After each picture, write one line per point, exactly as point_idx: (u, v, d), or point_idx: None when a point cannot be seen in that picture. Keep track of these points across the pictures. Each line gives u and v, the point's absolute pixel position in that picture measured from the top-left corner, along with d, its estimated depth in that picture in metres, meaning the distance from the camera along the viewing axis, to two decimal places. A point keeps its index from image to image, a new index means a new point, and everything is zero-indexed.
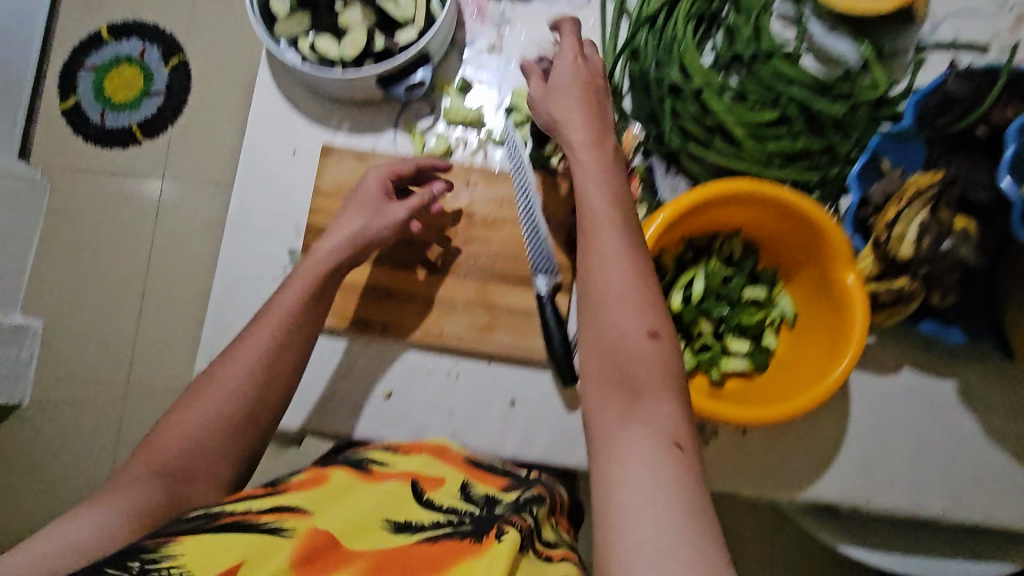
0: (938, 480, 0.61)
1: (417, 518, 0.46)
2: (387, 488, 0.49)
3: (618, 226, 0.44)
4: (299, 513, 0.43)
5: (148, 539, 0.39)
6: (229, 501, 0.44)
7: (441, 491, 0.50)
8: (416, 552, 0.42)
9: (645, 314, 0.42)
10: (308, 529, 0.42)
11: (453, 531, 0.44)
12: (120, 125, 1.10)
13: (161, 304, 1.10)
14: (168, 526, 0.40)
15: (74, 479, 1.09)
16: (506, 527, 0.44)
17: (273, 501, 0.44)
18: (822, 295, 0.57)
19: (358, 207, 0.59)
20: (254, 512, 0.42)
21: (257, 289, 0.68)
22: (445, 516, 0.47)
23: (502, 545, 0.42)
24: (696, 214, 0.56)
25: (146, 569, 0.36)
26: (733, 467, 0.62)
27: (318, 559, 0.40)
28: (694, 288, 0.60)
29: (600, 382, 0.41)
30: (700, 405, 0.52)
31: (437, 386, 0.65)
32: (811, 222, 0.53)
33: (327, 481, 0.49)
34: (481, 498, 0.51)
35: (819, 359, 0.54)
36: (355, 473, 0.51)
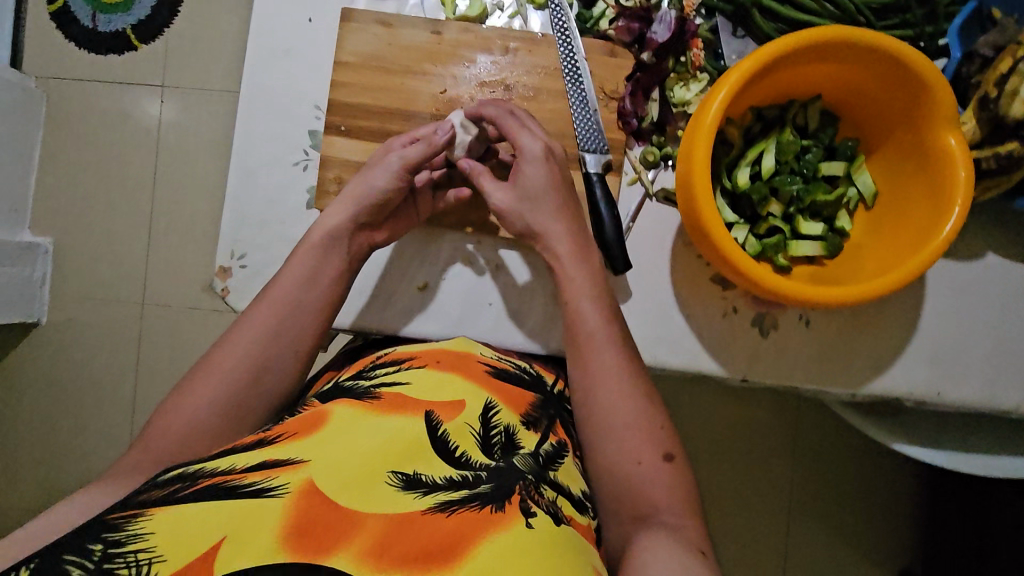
0: (1013, 374, 0.58)
1: (431, 471, 0.39)
2: (399, 423, 0.42)
3: (615, 345, 0.50)
4: (294, 465, 0.36)
5: (117, 513, 0.33)
6: (214, 458, 0.38)
7: (459, 423, 0.44)
8: (429, 521, 0.35)
9: (652, 440, 0.47)
10: (302, 485, 0.35)
11: (471, 498, 0.37)
12: (113, 28, 0.97)
13: (172, 222, 1.01)
14: (141, 495, 0.35)
15: (98, 410, 1.03)
16: (530, 503, 0.38)
17: (263, 455, 0.38)
18: (916, 164, 0.51)
19: (375, 170, 0.55)
20: (240, 471, 0.36)
21: (279, 172, 0.61)
22: (459, 470, 0.40)
23: (528, 532, 0.35)
24: (771, 74, 0.50)
25: (111, 555, 0.31)
26: (799, 358, 0.58)
27: (315, 526, 0.33)
28: (764, 163, 0.54)
29: (626, 446, 0.47)
30: (779, 285, 0.47)
31: (483, 280, 0.61)
32: (913, 76, 0.47)
33: (329, 420, 0.41)
34: (500, 442, 0.44)
35: (914, 234, 0.49)
36: (362, 404, 0.44)
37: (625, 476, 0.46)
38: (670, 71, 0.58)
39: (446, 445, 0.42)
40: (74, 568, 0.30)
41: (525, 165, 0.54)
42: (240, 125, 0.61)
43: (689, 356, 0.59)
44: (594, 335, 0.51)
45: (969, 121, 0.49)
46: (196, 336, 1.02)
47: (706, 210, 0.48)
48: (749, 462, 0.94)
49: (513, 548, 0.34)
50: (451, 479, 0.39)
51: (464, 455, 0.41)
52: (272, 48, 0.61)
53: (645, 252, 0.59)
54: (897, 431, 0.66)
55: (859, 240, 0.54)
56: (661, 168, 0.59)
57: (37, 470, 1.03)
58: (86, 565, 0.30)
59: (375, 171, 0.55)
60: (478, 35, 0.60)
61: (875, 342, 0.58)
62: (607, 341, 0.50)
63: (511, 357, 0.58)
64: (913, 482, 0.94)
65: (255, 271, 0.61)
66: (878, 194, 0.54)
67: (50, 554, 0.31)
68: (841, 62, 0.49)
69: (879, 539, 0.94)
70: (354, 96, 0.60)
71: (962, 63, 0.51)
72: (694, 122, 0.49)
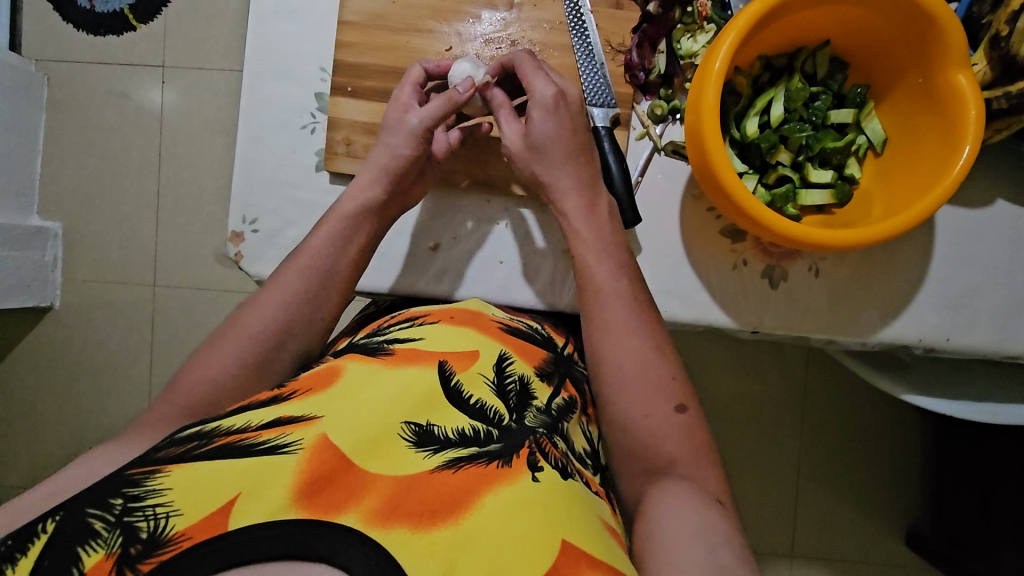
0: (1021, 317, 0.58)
1: (444, 423, 0.40)
2: (412, 374, 0.42)
3: (625, 303, 0.50)
4: (307, 421, 0.37)
5: (137, 468, 0.34)
6: (231, 413, 0.39)
7: (473, 373, 0.44)
8: (436, 478, 0.35)
9: (660, 395, 0.46)
10: (315, 441, 0.35)
11: (480, 452, 0.38)
12: (112, 8, 0.96)
13: (179, 201, 1.01)
14: (159, 449, 0.36)
15: (115, 387, 1.05)
16: (539, 457, 0.39)
17: (277, 411, 0.38)
18: (927, 108, 0.51)
19: (395, 133, 0.55)
20: (255, 427, 0.37)
21: (288, 134, 0.62)
22: (473, 422, 0.40)
23: (534, 486, 0.36)
24: (780, 19, 0.49)
25: (131, 509, 0.31)
26: (811, 310, 0.59)
27: (327, 482, 0.34)
28: (772, 112, 0.54)
29: (640, 393, 0.46)
30: (790, 230, 0.48)
31: (497, 241, 0.62)
32: (924, 15, 0.46)
33: (343, 374, 0.42)
34: (515, 390, 0.45)
35: (924, 178, 0.49)
36: (375, 359, 0.44)
37: (639, 418, 0.45)
38: (677, 22, 0.58)
39: (461, 396, 0.42)
40: (97, 521, 0.31)
41: (534, 112, 0.52)
42: (246, 89, 0.62)
43: (699, 308, 0.59)
44: (604, 288, 0.50)
45: (981, 63, 0.50)
46: (208, 314, 1.04)
47: (718, 161, 0.48)
48: (757, 424, 0.95)
49: (517, 504, 0.35)
50: (463, 433, 0.39)
51: (479, 402, 0.42)
52: (275, 9, 0.61)
53: (655, 206, 0.59)
54: (903, 381, 0.67)
55: (868, 189, 0.54)
56: (669, 122, 0.59)
57: (61, 448, 1.06)
58: (107, 519, 0.31)
59: (392, 135, 0.55)
60: None
61: (885, 291, 0.59)
62: (614, 297, 0.50)
63: (522, 316, 0.59)
64: (921, 436, 0.95)
65: (267, 235, 0.61)
66: (887, 141, 0.54)
67: (76, 505, 0.31)
68: (852, 3, 0.48)
69: (886, 496, 0.95)
70: (359, 57, 0.60)
71: (975, 3, 0.51)
72: (701, 69, 0.49)
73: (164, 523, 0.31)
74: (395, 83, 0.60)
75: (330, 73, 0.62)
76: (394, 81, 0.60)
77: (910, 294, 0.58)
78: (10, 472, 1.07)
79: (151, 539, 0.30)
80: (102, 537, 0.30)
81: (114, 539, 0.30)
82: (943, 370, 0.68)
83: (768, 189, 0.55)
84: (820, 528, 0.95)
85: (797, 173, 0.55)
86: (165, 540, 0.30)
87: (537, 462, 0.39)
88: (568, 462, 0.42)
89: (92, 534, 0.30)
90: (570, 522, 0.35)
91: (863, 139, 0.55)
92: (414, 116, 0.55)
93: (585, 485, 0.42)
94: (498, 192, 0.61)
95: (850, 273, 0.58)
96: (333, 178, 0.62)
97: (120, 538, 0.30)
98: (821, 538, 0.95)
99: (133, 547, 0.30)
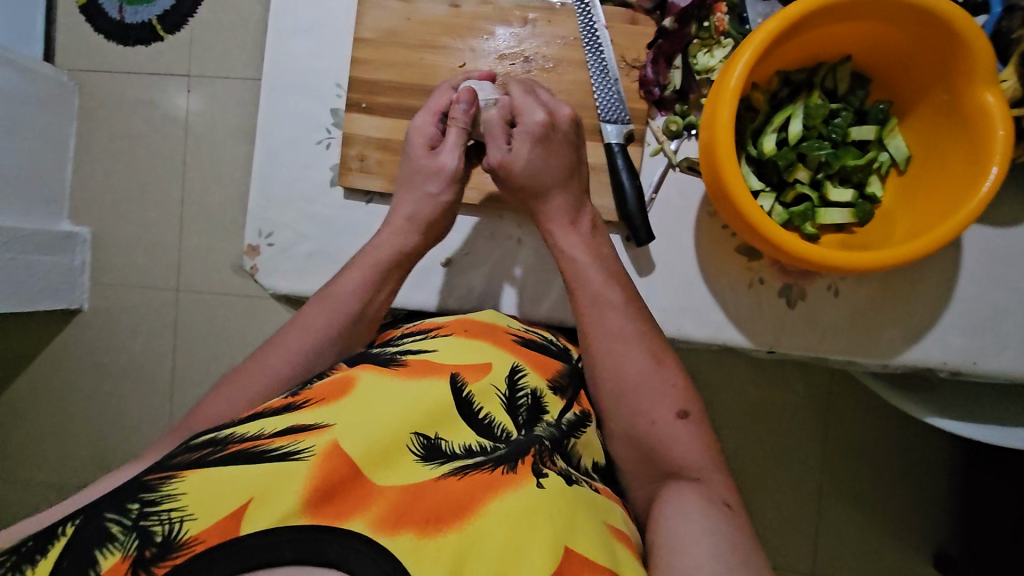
0: None
1: (452, 437, 0.39)
2: (424, 386, 0.41)
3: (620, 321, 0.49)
4: (317, 430, 0.36)
5: (153, 474, 0.34)
6: (245, 421, 0.38)
7: (485, 385, 0.44)
8: (442, 485, 0.35)
9: (666, 397, 0.46)
10: (326, 449, 0.35)
11: (485, 459, 0.38)
12: (140, 19, 0.98)
13: (202, 209, 1.03)
14: (174, 456, 0.35)
15: (137, 389, 1.07)
16: (542, 465, 0.39)
17: (291, 419, 0.38)
18: (951, 126, 0.49)
19: (431, 178, 0.55)
20: (269, 435, 0.36)
21: (303, 150, 0.62)
22: (480, 438, 0.40)
23: (537, 492, 0.36)
24: (799, 35, 0.48)
25: (146, 514, 0.31)
26: (831, 330, 0.57)
27: (337, 491, 0.33)
28: (790, 129, 0.53)
29: (638, 399, 0.46)
30: (808, 252, 0.47)
31: (509, 256, 0.61)
32: (950, 33, 0.45)
33: (356, 383, 0.41)
34: (526, 404, 0.44)
35: (947, 202, 0.48)
36: (386, 369, 0.43)
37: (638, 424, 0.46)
38: (693, 37, 0.57)
39: (471, 407, 0.42)
40: (114, 525, 0.30)
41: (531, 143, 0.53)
42: (264, 105, 0.62)
43: (713, 327, 0.58)
44: (599, 301, 0.50)
45: (1010, 79, 0.47)
46: (228, 319, 1.05)
47: (733, 183, 0.47)
48: (777, 438, 0.92)
49: (522, 511, 0.34)
50: (471, 448, 0.39)
51: (488, 418, 0.41)
52: (292, 26, 0.62)
53: (667, 222, 0.58)
54: (929, 404, 0.65)
55: (890, 209, 0.53)
56: (685, 138, 0.58)
57: (88, 449, 1.09)
58: (124, 523, 0.30)
59: (426, 179, 0.55)
60: (495, 7, 0.59)
61: (908, 312, 0.57)
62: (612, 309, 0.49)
63: (537, 327, 0.58)
64: (948, 457, 0.92)
65: (283, 249, 0.62)
66: (910, 160, 0.52)
67: (95, 511, 0.32)
68: (873, 19, 0.47)
69: (910, 519, 0.92)
70: (373, 73, 0.60)
71: (1004, 17, 0.50)
72: (717, 87, 0.48)
73: (178, 526, 0.30)
74: (408, 99, 0.60)
75: (345, 90, 0.62)
76: (407, 98, 0.60)
77: (935, 316, 0.57)
78: (38, 471, 1.10)
79: (165, 542, 0.30)
80: (117, 540, 0.30)
81: (130, 542, 0.30)
82: (969, 394, 0.65)
83: (785, 208, 0.54)
84: (842, 549, 0.93)
85: (816, 192, 0.53)
86: (178, 544, 0.30)
87: (543, 469, 0.39)
88: (572, 472, 0.41)
89: (108, 538, 0.30)
90: (577, 531, 0.35)
91: (885, 156, 0.53)
92: (448, 157, 0.55)
93: (597, 491, 0.41)
94: (510, 208, 0.61)
95: (871, 293, 0.57)
96: (347, 194, 0.62)
97: (135, 541, 0.30)
98: (842, 559, 0.93)
99: (147, 550, 0.29)
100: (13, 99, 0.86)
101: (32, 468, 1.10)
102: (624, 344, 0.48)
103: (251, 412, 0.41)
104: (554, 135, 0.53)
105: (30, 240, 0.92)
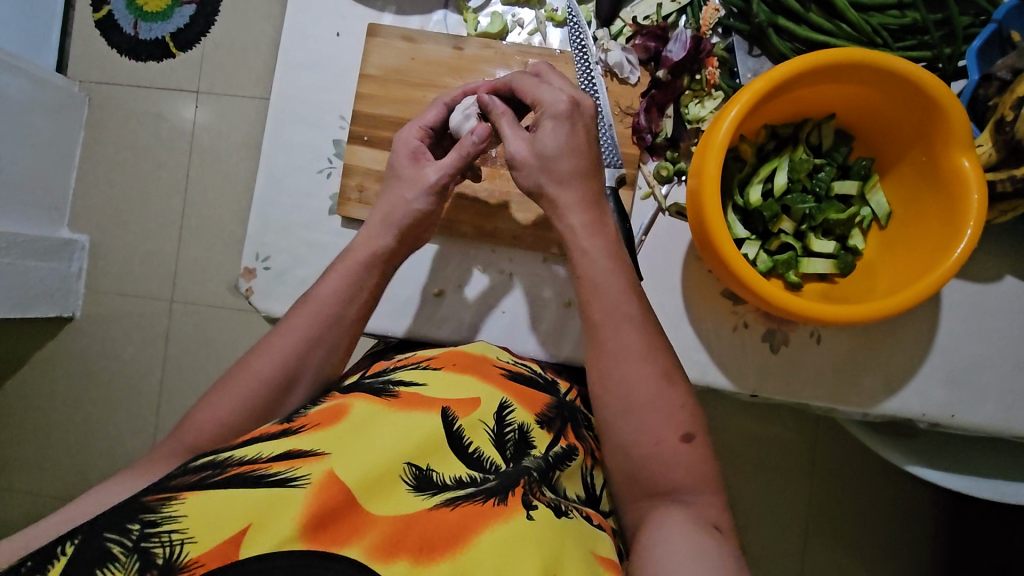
0: None
1: (443, 470, 0.40)
2: (417, 419, 0.42)
3: (634, 325, 0.46)
4: (315, 457, 0.37)
5: (153, 494, 0.34)
6: (243, 444, 0.39)
7: (474, 420, 0.44)
8: (434, 515, 0.36)
9: (672, 421, 0.43)
10: (323, 477, 0.35)
11: (476, 491, 0.38)
12: (154, 36, 1.01)
13: (202, 223, 1.04)
14: (173, 478, 0.36)
15: (125, 398, 1.07)
16: (532, 497, 0.39)
17: (288, 444, 0.38)
18: (929, 185, 0.51)
19: (411, 188, 0.54)
20: (266, 459, 0.36)
21: (305, 178, 0.64)
22: (470, 470, 0.41)
23: (529, 525, 0.36)
24: (785, 94, 0.50)
25: (148, 535, 0.31)
26: (811, 375, 0.58)
27: (334, 517, 0.34)
28: (775, 181, 0.55)
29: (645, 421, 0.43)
30: (788, 302, 0.48)
31: (500, 288, 0.63)
32: (926, 99, 0.47)
33: (350, 412, 0.42)
34: (514, 438, 0.45)
35: (923, 259, 0.49)
36: (379, 399, 0.44)
37: (652, 431, 0.43)
38: (684, 89, 0.60)
39: (461, 442, 0.42)
40: (115, 546, 0.31)
41: (546, 121, 0.48)
42: (269, 133, 0.64)
43: (700, 368, 0.59)
44: (613, 311, 0.46)
45: (986, 144, 0.50)
46: (221, 332, 1.06)
47: (716, 230, 0.48)
48: (764, 473, 0.93)
49: (510, 538, 0.35)
50: (461, 480, 0.39)
51: (477, 451, 0.42)
52: (300, 60, 0.64)
53: (657, 263, 0.60)
54: (909, 453, 0.65)
55: (872, 260, 0.55)
56: (674, 183, 0.60)
57: (71, 456, 1.08)
58: (125, 544, 0.31)
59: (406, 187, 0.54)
60: (497, 50, 0.62)
61: (890, 363, 0.58)
62: (623, 320, 0.46)
63: (526, 359, 0.59)
64: (934, 503, 0.92)
65: (278, 273, 0.63)
66: (892, 215, 0.54)
67: (94, 529, 0.32)
68: (855, 82, 0.49)
69: (894, 565, 0.92)
70: (376, 108, 0.62)
71: (981, 85, 0.52)
72: (706, 139, 0.49)
73: (179, 549, 0.31)
74: None
75: (349, 122, 0.64)
76: None
77: (911, 368, 0.58)
78: (20, 477, 1.09)
79: (166, 565, 0.30)
80: (119, 560, 0.30)
81: (131, 563, 0.30)
82: (948, 445, 0.67)
83: (769, 256, 0.55)
84: None
85: (799, 242, 0.55)
86: (179, 567, 0.30)
87: (532, 501, 0.39)
88: (561, 501, 0.42)
89: (110, 558, 0.30)
90: (564, 556, 0.35)
91: (867, 211, 0.55)
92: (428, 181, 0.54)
93: (586, 523, 0.42)
94: (500, 242, 0.63)
95: (851, 342, 0.58)
96: (344, 222, 0.64)
97: (136, 563, 0.30)
98: None
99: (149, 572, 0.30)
100: (24, 108, 0.88)
101: (13, 472, 1.09)
102: (628, 329, 0.45)
103: (245, 437, 0.41)
104: (582, 115, 0.49)
105: (30, 246, 0.93)
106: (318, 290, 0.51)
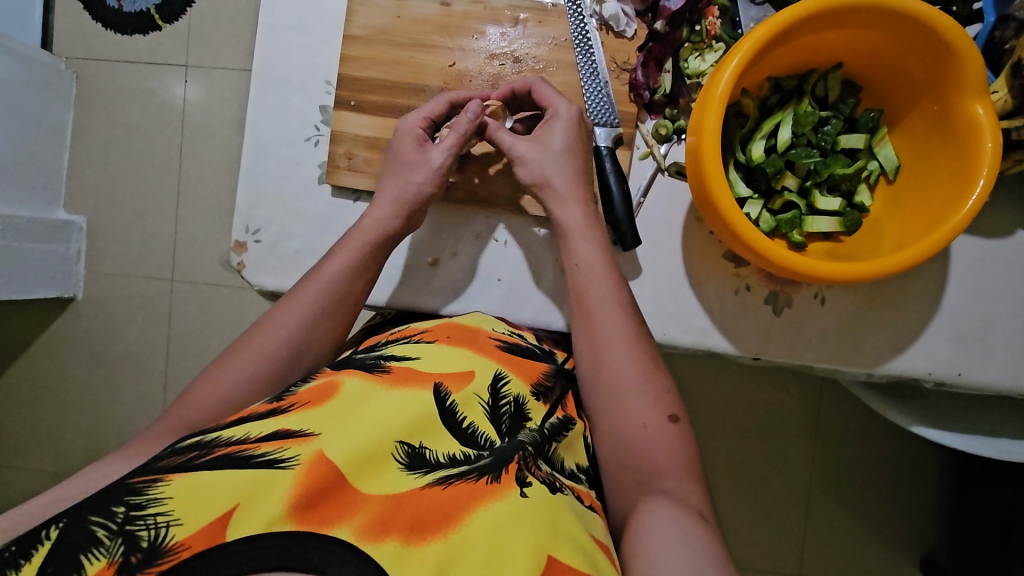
0: None
1: (435, 446, 0.39)
2: (408, 396, 0.41)
3: (625, 312, 0.49)
4: (304, 438, 0.36)
5: (139, 477, 0.33)
6: (231, 424, 0.38)
7: (468, 394, 0.43)
8: (426, 495, 0.35)
9: (656, 404, 0.45)
10: (311, 456, 0.35)
11: (470, 470, 0.37)
12: (138, 8, 0.98)
13: (198, 200, 1.03)
14: (159, 460, 0.35)
15: (130, 376, 1.07)
16: (527, 473, 0.38)
17: (276, 424, 0.37)
18: (940, 135, 0.49)
19: (417, 169, 0.55)
20: (254, 439, 0.36)
21: (292, 147, 0.62)
22: (464, 447, 0.40)
23: (523, 502, 0.35)
24: (788, 41, 0.48)
25: (133, 518, 0.30)
26: (816, 334, 0.57)
27: (323, 496, 0.33)
28: (779, 135, 0.52)
29: (627, 404, 0.45)
30: (788, 258, 0.46)
31: (495, 257, 0.61)
32: (937, 43, 0.45)
33: (341, 388, 0.41)
34: (509, 412, 0.43)
35: (933, 215, 0.47)
36: (370, 376, 0.43)
37: (639, 407, 0.45)
38: (684, 41, 0.57)
39: (455, 417, 0.41)
40: (99, 529, 0.30)
41: (557, 125, 0.54)
42: (253, 100, 0.62)
43: (699, 333, 0.58)
44: (603, 302, 0.49)
45: (1001, 90, 0.48)
46: (222, 309, 1.05)
47: (716, 187, 0.46)
48: (766, 440, 0.92)
49: (502, 520, 0.34)
50: (454, 457, 0.39)
51: (472, 426, 0.41)
52: (283, 21, 0.62)
53: (655, 228, 0.58)
54: (915, 415, 0.64)
55: (879, 216, 0.53)
56: (674, 143, 0.59)
57: (81, 437, 1.09)
58: (109, 527, 0.30)
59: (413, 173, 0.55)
60: (487, 6, 0.59)
61: (898, 322, 0.57)
62: (615, 309, 0.49)
63: (524, 330, 0.57)
64: (939, 461, 0.92)
65: (269, 246, 0.62)
66: (900, 168, 0.52)
67: (79, 513, 0.31)
68: (864, 27, 0.47)
69: (897, 525, 0.92)
70: (364, 71, 0.60)
71: (997, 27, 0.50)
72: (704, 93, 0.47)
73: (163, 532, 0.30)
74: (395, 98, 0.60)
75: (335, 87, 0.62)
76: (393, 96, 0.60)
77: (919, 325, 0.56)
78: (33, 458, 1.10)
79: (151, 548, 0.29)
80: (103, 545, 0.29)
81: (116, 548, 0.29)
82: (959, 406, 0.66)
83: (773, 215, 0.53)
84: (829, 550, 0.92)
85: (803, 200, 0.53)
86: (163, 550, 0.29)
87: (526, 477, 0.38)
88: (556, 478, 0.41)
89: (93, 543, 0.29)
90: (564, 538, 0.34)
91: (874, 165, 0.53)
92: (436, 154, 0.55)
93: (582, 504, 0.40)
94: (494, 205, 0.61)
95: (857, 301, 0.57)
96: (334, 191, 0.62)
97: (121, 547, 0.29)
98: (830, 562, 0.92)
99: (133, 556, 0.29)
100: (11, 88, 0.85)
101: (25, 453, 1.10)
102: (614, 317, 0.49)
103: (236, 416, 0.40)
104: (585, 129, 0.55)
105: (27, 227, 0.91)
106: (323, 271, 0.51)
